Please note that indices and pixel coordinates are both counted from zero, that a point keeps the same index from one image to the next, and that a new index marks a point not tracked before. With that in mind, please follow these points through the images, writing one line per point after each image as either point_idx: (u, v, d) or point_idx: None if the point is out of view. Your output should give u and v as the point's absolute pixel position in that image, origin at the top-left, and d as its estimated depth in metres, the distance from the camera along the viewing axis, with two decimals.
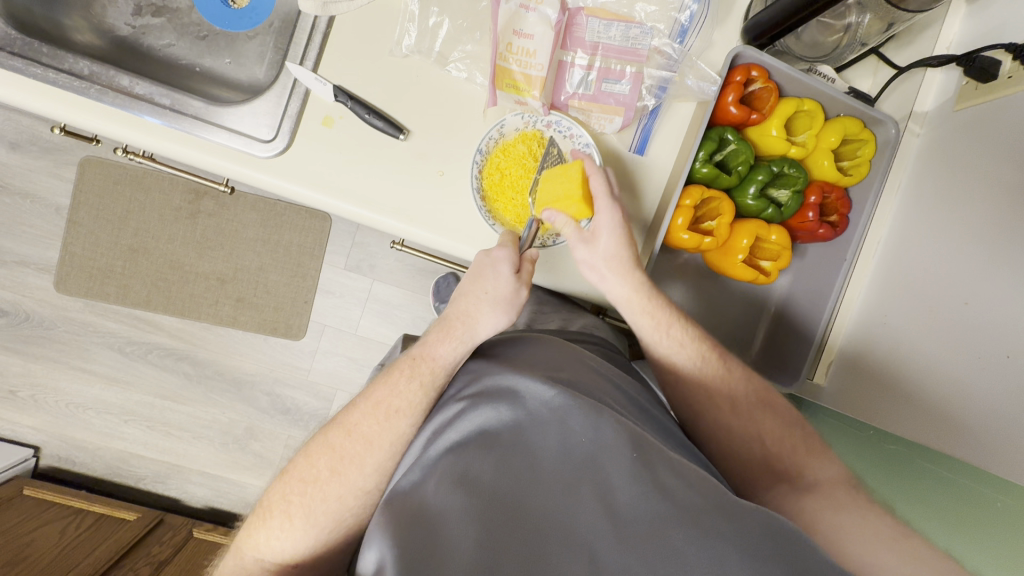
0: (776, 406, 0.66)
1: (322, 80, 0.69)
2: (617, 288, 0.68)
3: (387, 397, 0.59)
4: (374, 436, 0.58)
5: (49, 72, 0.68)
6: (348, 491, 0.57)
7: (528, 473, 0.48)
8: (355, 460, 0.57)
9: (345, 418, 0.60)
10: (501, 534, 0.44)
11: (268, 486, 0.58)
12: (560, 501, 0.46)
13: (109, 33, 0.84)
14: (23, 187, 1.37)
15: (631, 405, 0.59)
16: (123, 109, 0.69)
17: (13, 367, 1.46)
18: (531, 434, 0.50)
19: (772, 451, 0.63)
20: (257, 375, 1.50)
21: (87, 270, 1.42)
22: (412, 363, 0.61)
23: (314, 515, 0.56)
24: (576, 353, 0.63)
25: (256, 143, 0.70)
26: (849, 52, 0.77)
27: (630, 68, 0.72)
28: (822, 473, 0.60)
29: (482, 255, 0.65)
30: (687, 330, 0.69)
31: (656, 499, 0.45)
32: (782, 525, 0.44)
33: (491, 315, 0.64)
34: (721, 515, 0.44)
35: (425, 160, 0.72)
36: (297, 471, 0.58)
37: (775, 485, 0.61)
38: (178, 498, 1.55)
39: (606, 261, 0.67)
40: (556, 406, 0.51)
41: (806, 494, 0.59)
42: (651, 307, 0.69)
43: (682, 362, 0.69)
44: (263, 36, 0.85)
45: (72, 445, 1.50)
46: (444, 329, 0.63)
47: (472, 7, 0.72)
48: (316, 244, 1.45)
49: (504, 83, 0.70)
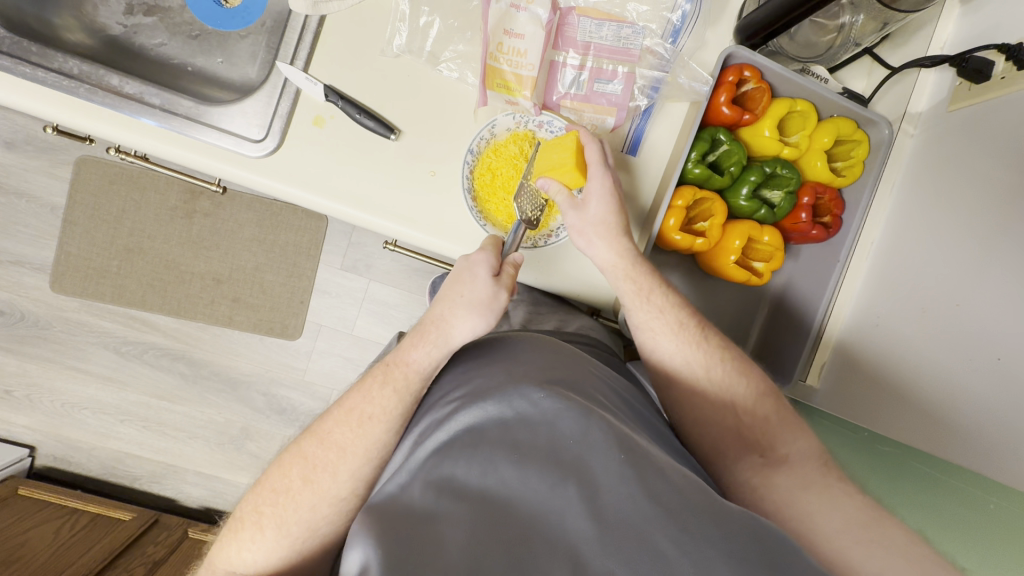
0: (754, 380, 0.66)
1: (312, 80, 0.69)
2: (604, 252, 0.67)
3: (360, 403, 0.59)
4: (347, 443, 0.58)
5: (38, 71, 0.68)
6: (321, 500, 0.57)
7: (516, 473, 0.47)
8: (328, 468, 0.57)
9: (318, 427, 0.60)
10: (489, 536, 0.43)
11: (242, 497, 0.59)
12: (549, 501, 0.45)
13: (101, 32, 0.84)
14: (18, 187, 1.37)
15: (621, 405, 0.59)
16: (113, 109, 0.69)
17: (8, 366, 1.46)
18: (520, 432, 0.50)
19: (746, 423, 0.63)
20: (253, 375, 1.49)
21: (83, 269, 1.42)
22: (385, 370, 0.61)
23: (286, 524, 0.56)
24: (570, 354, 0.62)
25: (246, 143, 0.70)
26: (843, 52, 0.76)
27: (622, 69, 0.72)
28: (792, 448, 0.61)
29: (460, 260, 0.65)
30: (671, 300, 0.68)
31: (649, 501, 0.45)
32: (773, 532, 0.44)
33: (468, 319, 0.63)
34: (712, 519, 0.44)
35: (417, 160, 0.72)
36: (270, 480, 0.58)
37: (745, 456, 0.62)
38: (174, 498, 1.54)
39: (594, 225, 0.67)
40: (543, 406, 0.50)
41: (781, 476, 0.60)
42: (636, 276, 0.67)
43: (665, 336, 0.66)
44: (256, 35, 0.84)
45: (67, 445, 1.50)
46: (419, 335, 0.62)
47: (463, 6, 0.72)
48: (312, 243, 1.44)
49: (495, 83, 0.70)
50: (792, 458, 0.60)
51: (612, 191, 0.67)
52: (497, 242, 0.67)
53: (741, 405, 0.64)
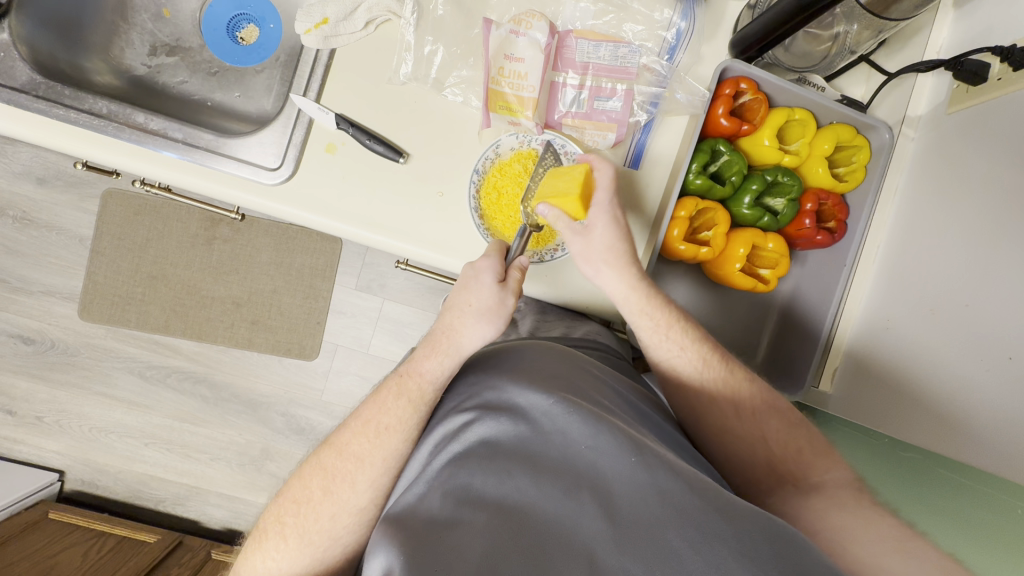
0: (779, 407, 0.64)
1: (324, 110, 0.72)
2: (613, 283, 0.67)
3: (376, 415, 0.61)
4: (365, 453, 0.59)
5: (70, 112, 0.72)
6: (341, 508, 0.58)
7: (532, 478, 0.48)
8: (347, 478, 0.58)
9: (336, 438, 0.61)
10: (507, 541, 0.44)
11: (264, 508, 0.60)
12: (564, 504, 0.46)
13: (127, 73, 0.89)
14: (49, 220, 1.44)
15: (632, 412, 0.59)
16: (138, 144, 0.73)
17: (39, 393, 1.51)
18: (533, 443, 0.51)
19: (778, 454, 0.61)
20: (272, 396, 1.52)
21: (110, 297, 1.47)
22: (399, 380, 0.62)
23: (307, 534, 0.57)
24: (577, 359, 0.63)
25: (263, 171, 0.74)
26: (840, 59, 0.78)
27: (620, 86, 0.74)
28: (829, 476, 0.58)
29: (466, 268, 0.67)
30: (689, 332, 0.68)
31: (660, 503, 0.45)
32: (784, 528, 0.44)
33: (477, 326, 0.65)
34: (723, 518, 0.44)
35: (424, 181, 0.75)
36: (292, 491, 0.59)
37: (779, 488, 0.59)
38: (197, 520, 1.57)
39: (601, 253, 0.67)
40: (554, 414, 0.52)
41: (814, 500, 0.56)
42: (648, 307, 0.67)
43: (682, 365, 0.67)
44: (271, 70, 0.89)
45: (94, 469, 1.54)
46: (430, 345, 0.64)
47: (465, 33, 0.75)
48: (328, 265, 1.48)
49: (497, 105, 0.73)
50: (826, 484, 0.57)
51: (616, 218, 0.69)
52: (502, 249, 0.69)
53: (770, 433, 0.62)
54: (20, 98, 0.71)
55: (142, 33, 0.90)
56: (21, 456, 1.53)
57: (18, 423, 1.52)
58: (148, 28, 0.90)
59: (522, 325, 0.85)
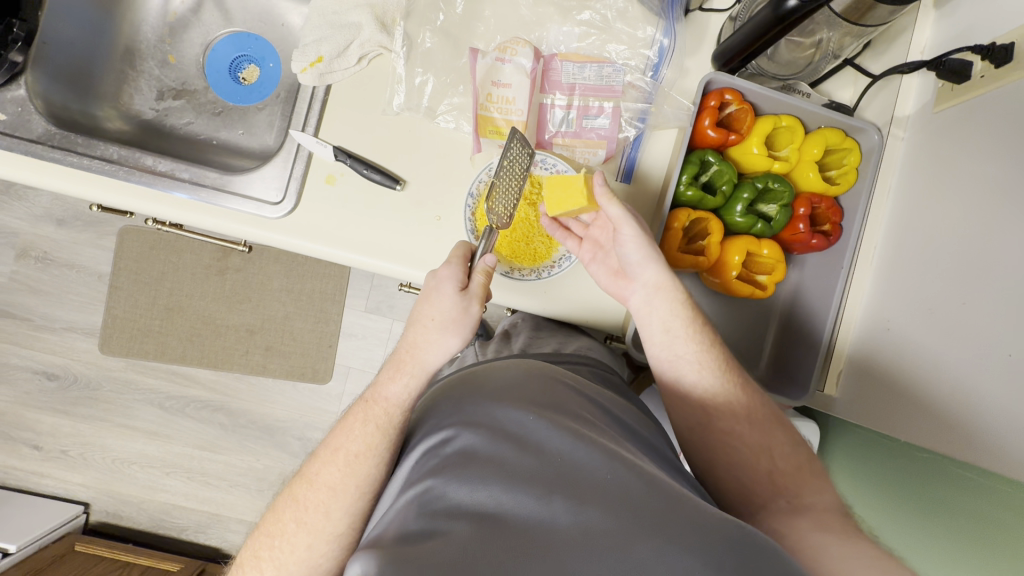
0: (784, 421, 0.67)
1: (322, 143, 0.75)
2: (653, 272, 0.69)
3: (344, 443, 0.63)
4: (337, 482, 0.62)
5: (83, 159, 0.76)
6: (317, 538, 0.60)
7: (505, 485, 0.50)
8: (319, 508, 0.61)
9: (308, 469, 0.64)
10: (483, 548, 0.45)
11: (245, 542, 0.64)
12: (534, 510, 0.47)
13: (136, 118, 0.93)
14: (69, 259, 1.49)
15: (612, 423, 0.61)
16: (148, 186, 0.76)
17: (63, 428, 1.55)
18: (507, 451, 0.53)
19: (778, 470, 0.62)
20: (288, 421, 1.55)
21: (128, 330, 1.52)
22: (365, 408, 0.65)
23: (284, 565, 0.60)
24: (552, 373, 0.65)
25: (266, 207, 0.76)
26: (824, 63, 0.79)
27: (608, 104, 0.76)
28: (820, 500, 0.59)
29: (428, 280, 0.69)
30: (707, 329, 0.69)
31: (630, 513, 0.46)
32: (751, 532, 0.46)
33: (441, 340, 0.67)
34: (692, 525, 0.45)
35: (422, 206, 0.77)
36: (268, 526, 0.63)
37: (774, 501, 0.60)
38: (219, 547, 1.58)
39: (643, 244, 0.69)
40: (532, 428, 0.54)
41: (802, 522, 0.57)
42: (681, 299, 0.69)
43: (704, 366, 0.67)
44: (271, 106, 0.93)
45: (118, 500, 1.57)
46: (395, 367, 0.67)
47: (454, 63, 0.78)
48: (337, 289, 1.52)
49: (487, 130, 0.76)
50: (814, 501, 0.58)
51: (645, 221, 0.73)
52: (466, 253, 0.70)
53: (774, 445, 0.64)
54: (36, 149, 0.75)
55: (150, 79, 0.94)
56: (47, 490, 1.56)
57: (44, 457, 1.56)
58: (155, 74, 0.94)
59: (515, 341, 0.87)
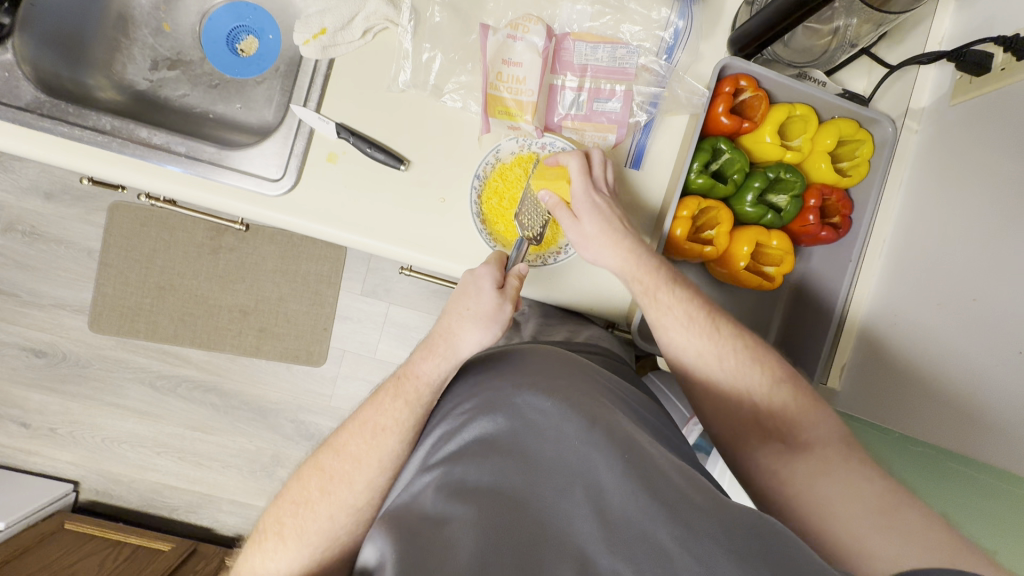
0: (766, 358, 0.65)
1: (324, 119, 0.72)
2: (606, 255, 0.68)
3: (372, 415, 0.63)
4: (362, 454, 0.61)
5: (74, 129, 0.73)
6: (339, 509, 0.60)
7: (526, 476, 0.49)
8: (344, 479, 0.60)
9: (334, 440, 0.63)
10: (502, 541, 0.44)
11: (266, 509, 0.62)
12: (556, 504, 0.47)
13: (129, 88, 0.90)
14: (57, 234, 1.46)
15: (628, 410, 0.60)
16: (142, 159, 0.73)
17: (52, 405, 1.53)
18: (527, 439, 0.52)
19: (763, 412, 0.63)
20: (281, 403, 1.53)
21: (119, 308, 1.49)
22: (396, 383, 0.64)
23: (306, 533, 0.59)
24: (573, 360, 0.65)
25: (266, 183, 0.74)
26: (840, 53, 0.77)
27: (619, 87, 0.74)
28: (814, 435, 0.61)
29: (466, 274, 0.68)
30: (676, 291, 0.67)
31: (652, 500, 0.46)
32: (775, 524, 0.45)
33: (474, 331, 0.65)
34: (714, 515, 0.45)
35: (426, 187, 0.75)
36: (291, 492, 0.61)
37: (766, 445, 0.62)
38: (210, 527, 1.57)
39: (591, 232, 0.69)
40: (550, 413, 0.54)
41: (801, 463, 0.60)
42: (639, 270, 0.67)
43: (675, 322, 0.66)
44: (270, 80, 0.90)
45: (108, 479, 1.55)
46: (427, 348, 0.66)
47: (463, 40, 0.75)
48: (332, 271, 1.50)
49: (497, 110, 0.74)
50: (815, 442, 0.60)
51: (599, 200, 0.69)
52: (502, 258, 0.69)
53: (754, 387, 0.64)
54: (25, 117, 0.72)
55: (144, 48, 0.91)
56: (36, 468, 1.54)
57: (32, 435, 1.54)
58: (149, 43, 0.91)
59: (522, 328, 0.85)
